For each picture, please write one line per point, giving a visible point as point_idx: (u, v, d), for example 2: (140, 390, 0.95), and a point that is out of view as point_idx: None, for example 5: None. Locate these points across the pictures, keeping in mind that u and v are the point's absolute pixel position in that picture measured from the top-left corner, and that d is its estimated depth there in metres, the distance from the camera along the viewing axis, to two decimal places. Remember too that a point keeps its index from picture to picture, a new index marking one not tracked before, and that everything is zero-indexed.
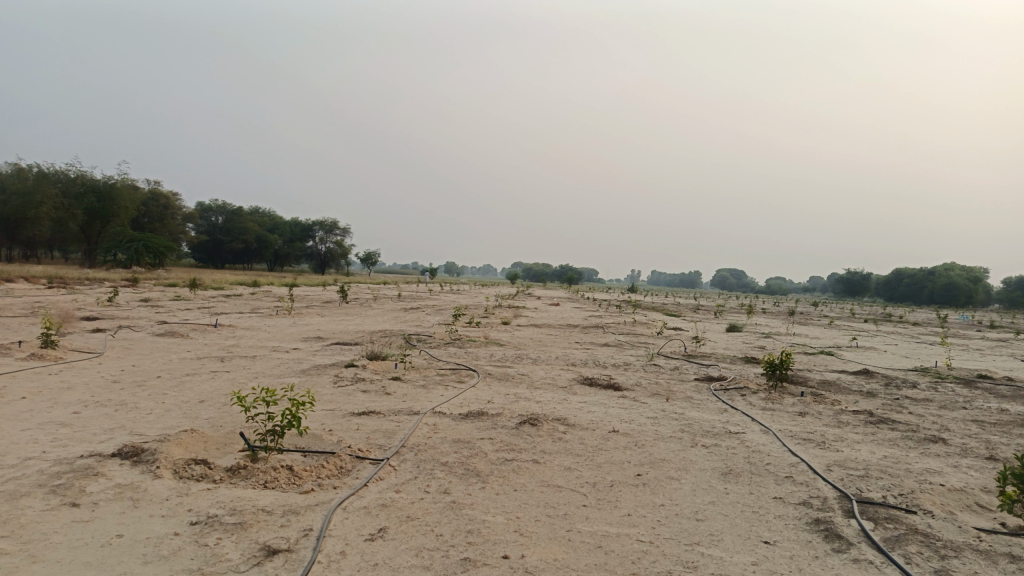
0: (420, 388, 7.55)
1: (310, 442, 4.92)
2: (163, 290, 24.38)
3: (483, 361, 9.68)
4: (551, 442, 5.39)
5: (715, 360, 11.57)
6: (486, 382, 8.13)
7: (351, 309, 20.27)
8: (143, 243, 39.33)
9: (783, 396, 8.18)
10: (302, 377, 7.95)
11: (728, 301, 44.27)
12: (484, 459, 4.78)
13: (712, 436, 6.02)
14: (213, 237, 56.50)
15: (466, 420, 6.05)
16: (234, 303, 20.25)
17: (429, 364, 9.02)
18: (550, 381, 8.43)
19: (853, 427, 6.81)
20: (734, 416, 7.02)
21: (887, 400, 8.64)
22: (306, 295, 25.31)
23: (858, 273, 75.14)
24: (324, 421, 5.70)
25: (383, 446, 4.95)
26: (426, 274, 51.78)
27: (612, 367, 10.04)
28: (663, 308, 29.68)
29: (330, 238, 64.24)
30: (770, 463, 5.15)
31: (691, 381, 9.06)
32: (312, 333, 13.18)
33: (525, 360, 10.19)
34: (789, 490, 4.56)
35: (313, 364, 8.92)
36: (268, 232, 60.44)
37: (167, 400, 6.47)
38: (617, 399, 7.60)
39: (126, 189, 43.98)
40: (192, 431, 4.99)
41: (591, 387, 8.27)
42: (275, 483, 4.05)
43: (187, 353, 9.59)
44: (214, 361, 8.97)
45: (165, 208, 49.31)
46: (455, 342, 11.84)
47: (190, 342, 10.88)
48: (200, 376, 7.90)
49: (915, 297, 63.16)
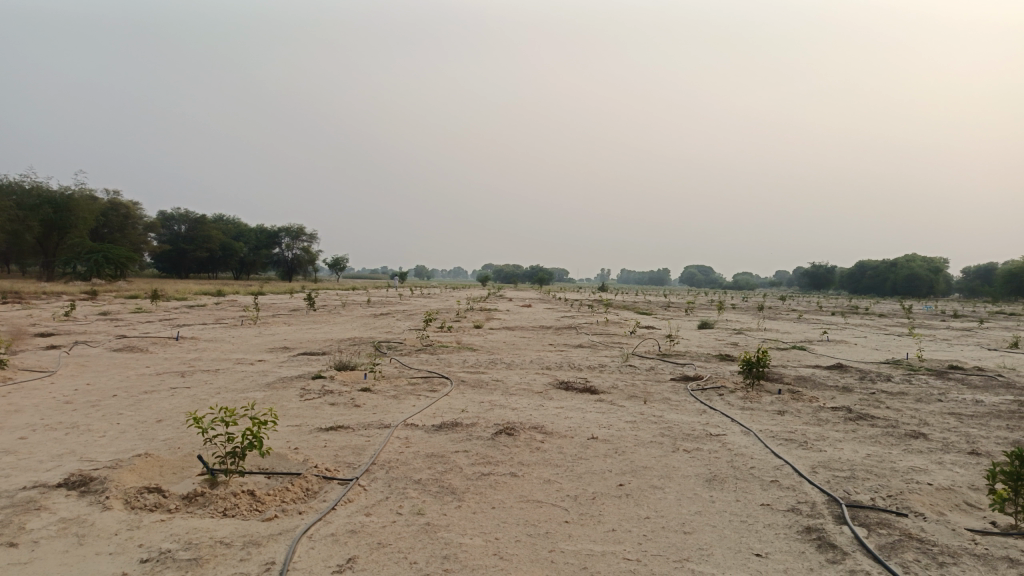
0: (391, 398, 7.29)
1: (274, 463, 4.64)
2: (123, 303, 23.68)
3: (456, 368, 9.43)
4: (529, 452, 5.18)
5: (690, 359, 11.46)
6: (459, 390, 7.89)
7: (319, 317, 19.87)
8: (103, 254, 38.28)
9: (761, 394, 8.06)
10: (267, 391, 7.63)
11: (697, 297, 44.50)
12: (460, 474, 4.56)
13: (693, 440, 5.86)
14: (176, 246, 55.31)
15: (439, 432, 5.81)
16: (197, 313, 19.69)
17: (400, 373, 8.75)
18: (525, 387, 8.22)
19: (833, 425, 6.71)
20: (714, 417, 6.87)
21: (863, 395, 8.59)
22: (272, 304, 24.77)
23: (823, 267, 76.27)
24: (289, 438, 5.42)
25: (351, 465, 4.70)
26: (396, 278, 51.25)
27: (588, 369, 9.86)
28: (634, 307, 29.63)
29: (296, 244, 63.32)
30: (754, 467, 4.99)
31: (668, 382, 8.92)
32: (278, 343, 12.80)
33: (499, 365, 9.96)
34: (776, 495, 4.40)
35: (279, 376, 8.60)
36: (232, 240, 59.37)
37: (122, 422, 6.11)
38: (594, 403, 7.40)
39: (84, 199, 42.79)
40: (146, 455, 4.68)
41: (567, 391, 8.07)
42: (235, 511, 3.78)
43: (146, 369, 9.19)
44: (175, 377, 8.60)
45: (125, 218, 48.12)
46: (426, 349, 11.56)
47: (150, 356, 10.46)
48: (159, 393, 7.53)
49: (879, 289, 64.20)
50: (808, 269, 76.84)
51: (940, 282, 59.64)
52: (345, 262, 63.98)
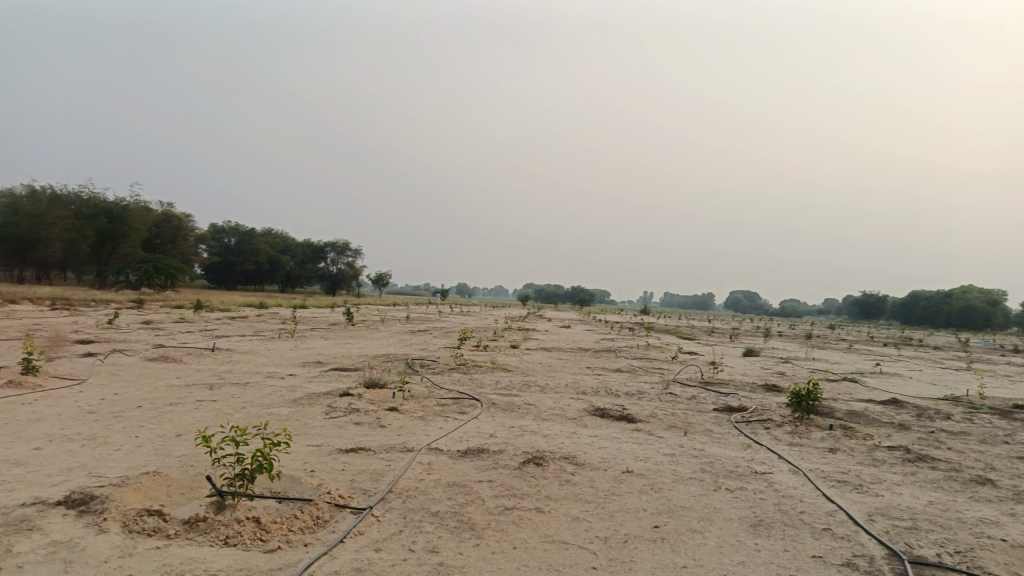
0: (418, 420, 7.00)
1: (285, 488, 4.38)
2: (169, 313, 24.05)
3: (488, 389, 9.13)
4: (557, 485, 4.84)
5: (734, 388, 10.95)
6: (489, 413, 7.58)
7: (357, 332, 19.79)
8: (154, 264, 39.08)
9: (810, 429, 7.56)
10: (293, 407, 7.42)
11: (741, 323, 43.45)
12: (481, 508, 4.23)
13: (737, 478, 5.43)
14: (224, 258, 56.36)
15: (463, 458, 5.49)
16: (237, 325, 19.78)
17: (430, 393, 8.48)
18: (558, 412, 7.86)
19: (890, 467, 6.19)
20: (759, 453, 6.41)
21: (922, 433, 8.00)
22: (312, 317, 24.84)
23: (873, 296, 74.13)
24: (307, 460, 5.17)
25: (367, 492, 4.41)
26: (438, 295, 51.27)
27: (625, 395, 9.45)
28: (675, 331, 28.98)
29: (340, 260, 63.91)
30: (804, 512, 4.55)
31: (709, 412, 8.47)
32: (312, 358, 12.67)
33: (533, 388, 9.62)
34: (830, 546, 3.97)
35: (306, 392, 8.41)
36: (278, 254, 60.26)
37: (140, 436, 5.95)
38: (630, 433, 7.01)
39: (137, 210, 43.89)
40: (154, 473, 4.47)
41: (603, 418, 7.69)
42: (237, 541, 3.52)
43: (176, 380, 9.11)
44: (203, 389, 8.48)
45: (176, 230, 49.27)
46: (460, 368, 11.28)
47: (182, 367, 10.39)
48: (184, 406, 7.38)
49: (933, 320, 61.98)
50: (858, 298, 74.71)
51: (998, 315, 57.28)
52: (387, 278, 64.39)
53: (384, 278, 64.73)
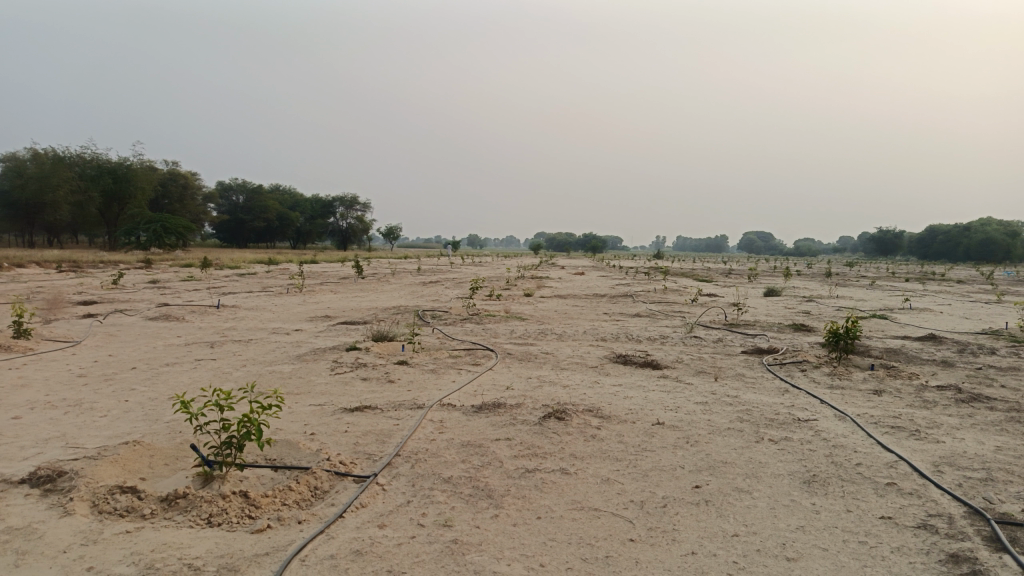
0: (429, 373, 6.54)
1: (281, 454, 3.94)
2: (177, 271, 23.70)
3: (502, 339, 8.64)
4: (584, 442, 4.36)
5: (761, 330, 10.41)
6: (504, 364, 7.10)
7: (367, 285, 19.32)
8: (162, 223, 38.62)
9: (849, 370, 7.04)
10: (296, 364, 6.98)
11: (758, 264, 42.69)
12: (498, 471, 3.76)
13: (780, 427, 4.95)
14: (234, 216, 55.87)
15: (478, 414, 5.02)
16: (245, 282, 19.38)
17: (442, 345, 8.00)
18: (578, 360, 7.37)
19: (945, 409, 5.67)
20: (799, 399, 5.92)
21: (969, 370, 7.47)
22: (321, 272, 24.39)
23: (890, 233, 72.90)
24: (307, 422, 4.72)
25: (372, 457, 3.95)
26: (448, 246, 50.48)
27: (648, 340, 8.96)
28: (692, 273, 28.39)
29: (350, 214, 63.13)
30: (862, 466, 4.06)
31: (739, 355, 7.96)
32: (319, 312, 12.22)
33: (549, 335, 9.14)
34: (898, 505, 3.48)
35: (311, 347, 7.96)
36: (287, 210, 59.62)
37: (129, 400, 5.51)
38: (657, 381, 6.51)
39: (143, 169, 43.24)
40: (135, 442, 4.03)
41: (626, 366, 7.20)
42: (221, 521, 3.07)
43: (176, 339, 8.70)
44: (203, 348, 8.05)
45: (184, 189, 48.73)
46: (472, 318, 10.79)
47: (184, 325, 9.97)
48: (182, 366, 6.95)
49: (952, 254, 60.88)
50: (875, 234, 73.43)
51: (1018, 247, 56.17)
52: (398, 231, 63.81)
53: (395, 231, 64.17)
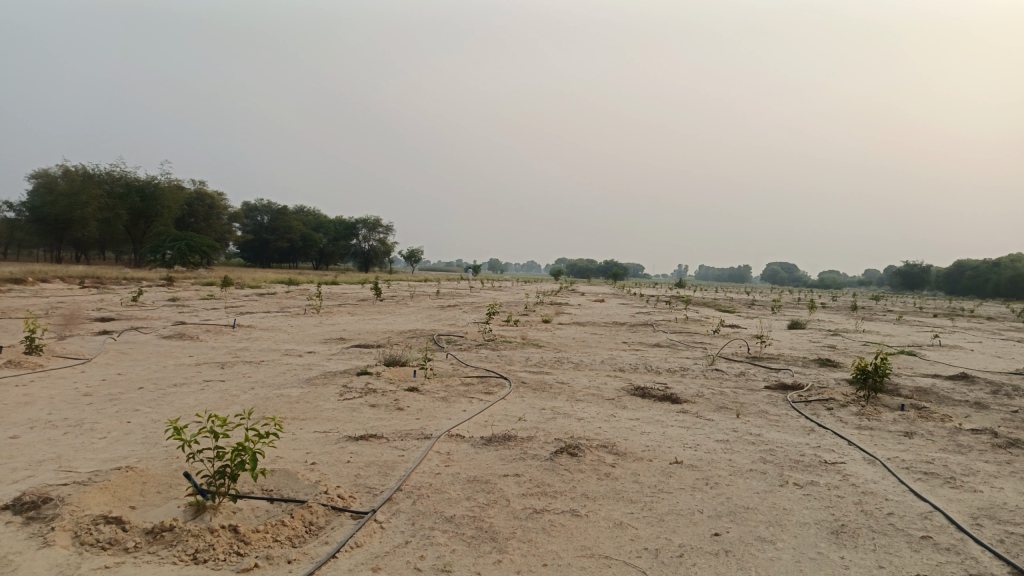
0: (440, 401, 6.35)
1: (278, 485, 3.76)
2: (198, 290, 23.81)
3: (517, 367, 8.44)
4: (597, 481, 4.14)
5: (786, 364, 10.10)
6: (518, 393, 6.90)
7: (384, 307, 19.24)
8: (187, 242, 38.99)
9: (878, 410, 6.74)
10: (304, 387, 6.82)
11: (782, 296, 42.07)
12: (505, 511, 3.54)
13: (805, 470, 4.69)
14: (258, 236, 56.37)
15: (487, 447, 4.81)
16: (263, 302, 19.37)
17: (454, 372, 7.82)
18: (594, 392, 7.14)
19: (981, 455, 5.36)
20: (825, 439, 5.65)
21: (1005, 413, 7.12)
22: (341, 293, 24.36)
23: (916, 267, 71.80)
24: (309, 450, 4.54)
25: (372, 491, 3.76)
26: (470, 270, 50.45)
27: (667, 372, 8.71)
28: (714, 303, 27.99)
29: (373, 236, 63.41)
30: (894, 517, 3.80)
31: (762, 391, 7.68)
32: (334, 334, 12.10)
33: (566, 364, 8.92)
34: (935, 562, 3.21)
35: (322, 371, 7.81)
36: (311, 231, 60.06)
37: (131, 422, 5.37)
38: (676, 416, 6.26)
39: (170, 188, 43.83)
40: (129, 468, 3.88)
41: (644, 399, 6.96)
42: (207, 557, 2.89)
43: (187, 358, 8.60)
44: (214, 368, 7.93)
45: (210, 208, 49.31)
46: (488, 344, 10.59)
47: (197, 345, 9.88)
48: (189, 387, 6.82)
49: (980, 290, 59.72)
50: (902, 268, 72.33)
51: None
52: (420, 254, 63.97)
53: (416, 254, 64.33)
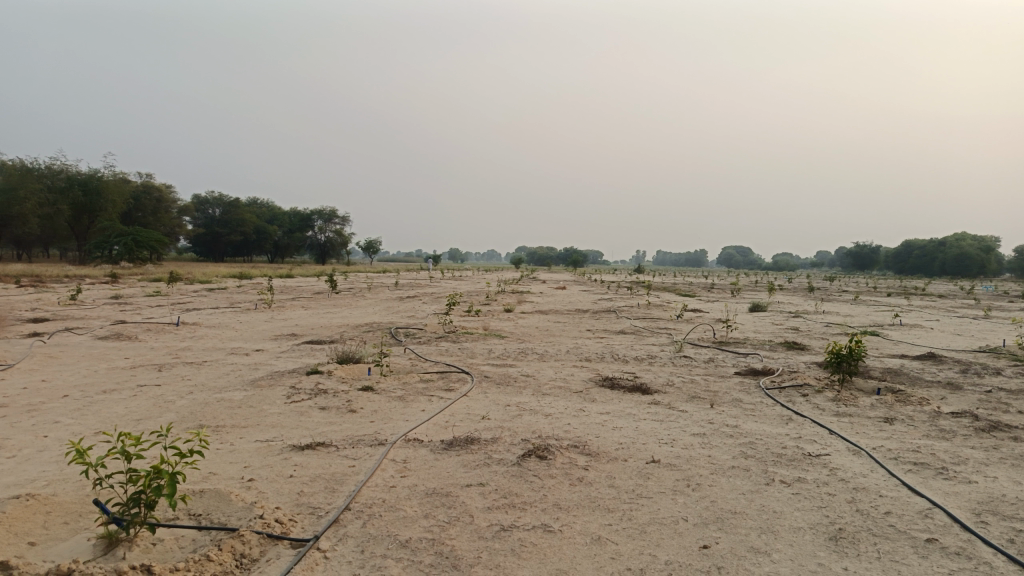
0: (396, 401, 5.89)
1: (207, 510, 3.28)
2: (144, 286, 22.79)
3: (479, 360, 8.00)
4: (570, 489, 3.74)
5: (754, 349, 9.86)
6: (480, 389, 6.46)
7: (340, 301, 18.60)
8: (134, 237, 37.52)
9: (854, 395, 6.48)
10: (248, 390, 6.28)
11: (741, 279, 42.33)
12: (468, 530, 3.12)
13: (790, 465, 4.37)
14: (210, 229, 54.73)
15: (448, 452, 4.38)
16: (212, 297, 18.51)
17: (412, 368, 7.34)
18: (560, 385, 6.74)
19: (967, 441, 5.11)
20: (805, 429, 5.35)
21: (979, 394, 6.95)
22: (294, 286, 23.54)
23: (867, 248, 73.27)
24: (248, 465, 4.06)
25: (317, 512, 3.30)
26: (429, 260, 49.73)
27: (634, 361, 8.36)
28: (673, 288, 28.01)
29: (329, 227, 62.13)
30: (892, 518, 3.49)
31: (734, 378, 7.38)
32: (286, 330, 11.48)
33: (530, 356, 8.52)
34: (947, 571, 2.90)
35: (269, 371, 7.26)
36: (264, 224, 58.56)
37: (47, 436, 4.79)
38: (648, 409, 5.91)
39: (115, 182, 42.06)
40: (30, 495, 3.35)
41: (613, 391, 6.58)
42: None
43: (123, 361, 7.96)
44: (151, 372, 7.32)
45: (158, 202, 47.60)
46: (448, 336, 10.13)
47: (135, 346, 9.20)
48: (120, 394, 6.22)
49: (927, 268, 61.23)
50: (853, 249, 73.71)
51: (993, 261, 56.54)
52: (377, 245, 62.98)
53: (374, 244, 63.29)
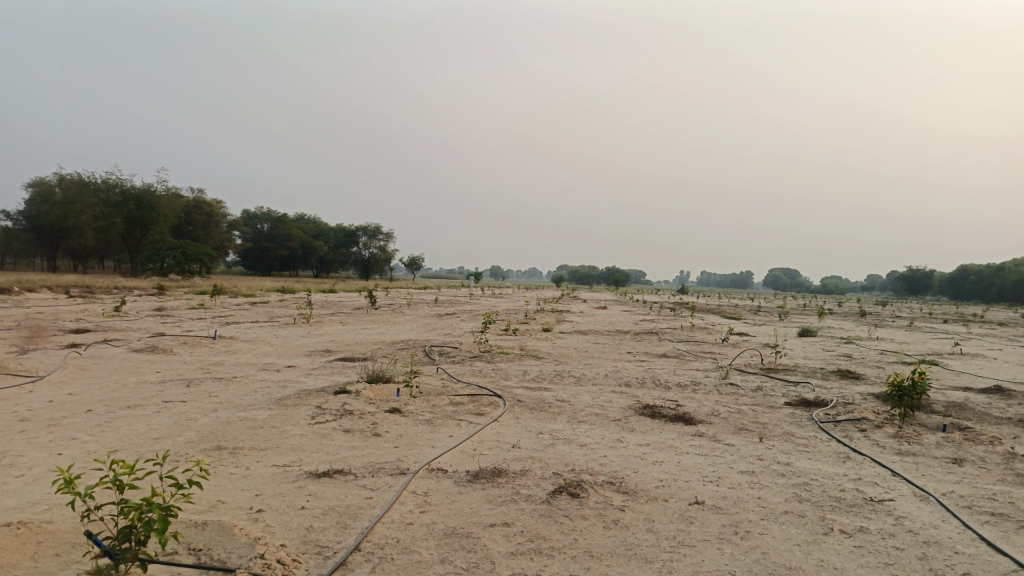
0: (423, 425, 5.60)
1: (207, 545, 3.02)
2: (189, 299, 23.05)
3: (513, 383, 7.68)
4: (604, 534, 3.39)
5: (804, 377, 9.36)
6: (512, 414, 6.14)
7: (379, 317, 18.48)
8: (184, 250, 38.24)
9: (917, 432, 5.98)
10: (272, 409, 6.06)
11: (788, 302, 41.23)
12: None
13: (851, 511, 3.95)
14: (257, 244, 55.66)
15: (473, 485, 4.07)
16: (252, 311, 18.53)
17: (443, 389, 7.05)
18: (597, 412, 6.37)
19: None
20: (865, 469, 4.90)
21: None
22: (335, 301, 23.55)
23: (920, 271, 70.99)
24: (260, 494, 3.81)
25: (325, 552, 3.02)
26: (470, 277, 49.59)
27: (676, 388, 7.95)
28: (718, 310, 27.23)
29: (372, 244, 62.43)
30: None
31: (784, 409, 6.92)
32: (321, 346, 11.33)
33: (566, 379, 8.17)
34: None
35: (297, 389, 7.05)
36: (310, 239, 59.24)
37: (61, 455, 4.62)
38: (690, 441, 5.51)
39: (167, 196, 43.01)
40: (24, 523, 3.14)
41: (654, 420, 6.19)
42: None
43: (152, 375, 7.86)
44: (178, 387, 7.18)
45: (208, 216, 48.60)
46: (483, 356, 9.83)
47: (168, 359, 9.12)
48: (143, 410, 6.06)
49: (985, 295, 58.90)
50: (906, 273, 71.47)
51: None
52: (419, 262, 63.22)
53: (416, 261, 63.55)
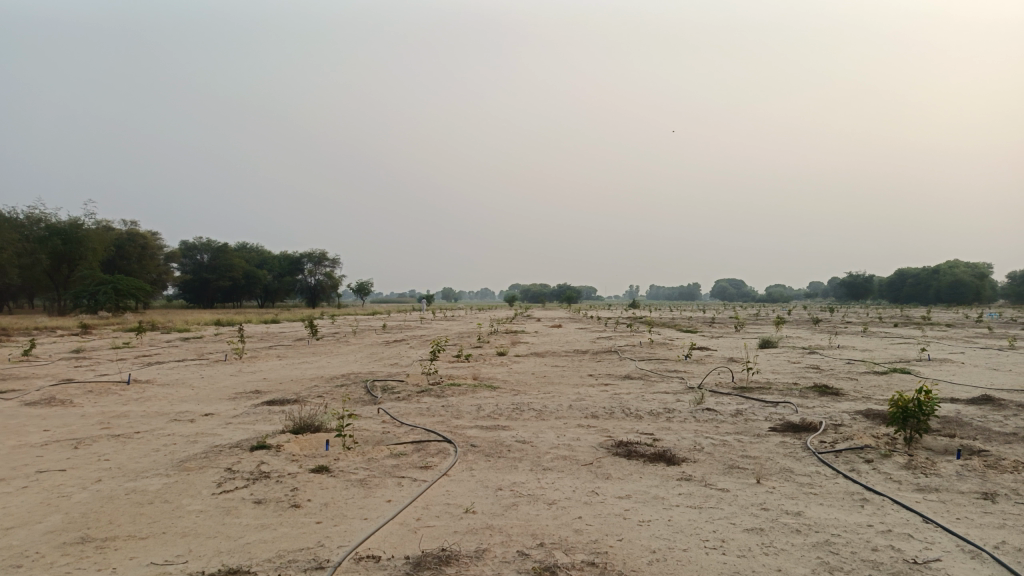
0: (358, 488, 4.58)
1: None
2: (117, 338, 21.31)
3: (466, 422, 6.69)
4: None
5: (782, 395, 8.61)
6: (465, 465, 5.16)
7: (321, 348, 17.23)
8: (115, 286, 35.82)
9: (930, 460, 5.21)
10: (171, 476, 4.95)
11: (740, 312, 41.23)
12: None
13: None
14: (197, 275, 53.35)
15: None
16: (182, 349, 17.05)
17: (383, 437, 6.02)
18: (564, 455, 5.43)
19: None
20: (891, 516, 4.06)
21: None
22: (277, 333, 22.15)
23: (860, 277, 72.47)
24: None
25: None
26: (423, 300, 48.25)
27: (650, 417, 7.07)
28: (674, 324, 26.65)
29: (318, 270, 60.62)
30: None
31: (774, 438, 6.10)
32: (250, 386, 10.11)
33: (524, 414, 7.22)
34: None
35: (209, 445, 5.94)
36: (254, 268, 57.20)
37: None
38: (678, 488, 4.63)
39: (97, 230, 40.57)
40: None
41: (631, 462, 5.29)
42: None
43: (38, 434, 6.63)
44: (63, 450, 5.97)
45: (143, 249, 46.35)
46: (431, 390, 8.81)
47: (64, 413, 7.83)
48: (6, 486, 4.87)
49: (924, 297, 60.05)
50: (847, 279, 72.86)
51: (990, 288, 55.63)
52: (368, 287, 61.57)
53: (364, 287, 61.83)
